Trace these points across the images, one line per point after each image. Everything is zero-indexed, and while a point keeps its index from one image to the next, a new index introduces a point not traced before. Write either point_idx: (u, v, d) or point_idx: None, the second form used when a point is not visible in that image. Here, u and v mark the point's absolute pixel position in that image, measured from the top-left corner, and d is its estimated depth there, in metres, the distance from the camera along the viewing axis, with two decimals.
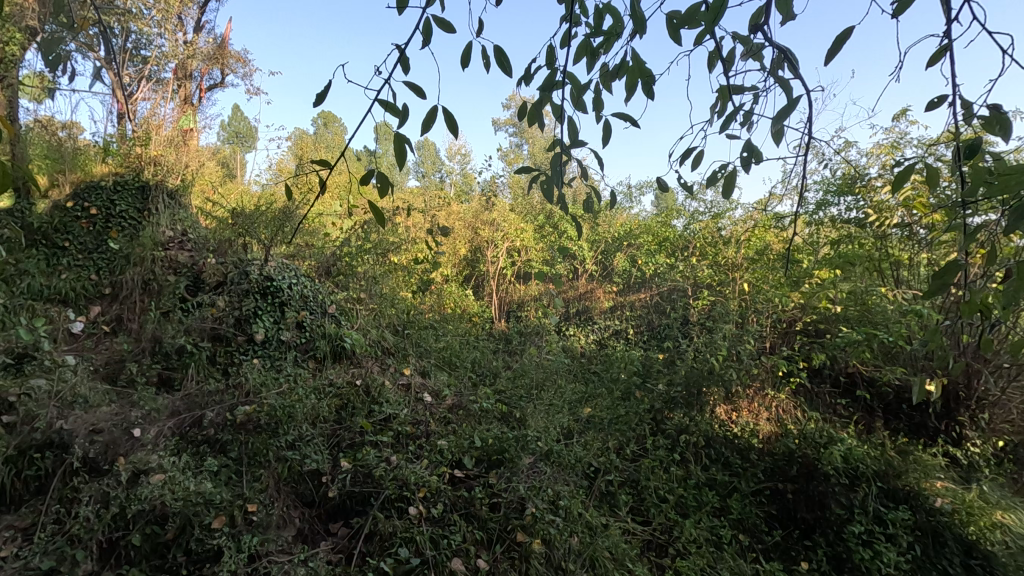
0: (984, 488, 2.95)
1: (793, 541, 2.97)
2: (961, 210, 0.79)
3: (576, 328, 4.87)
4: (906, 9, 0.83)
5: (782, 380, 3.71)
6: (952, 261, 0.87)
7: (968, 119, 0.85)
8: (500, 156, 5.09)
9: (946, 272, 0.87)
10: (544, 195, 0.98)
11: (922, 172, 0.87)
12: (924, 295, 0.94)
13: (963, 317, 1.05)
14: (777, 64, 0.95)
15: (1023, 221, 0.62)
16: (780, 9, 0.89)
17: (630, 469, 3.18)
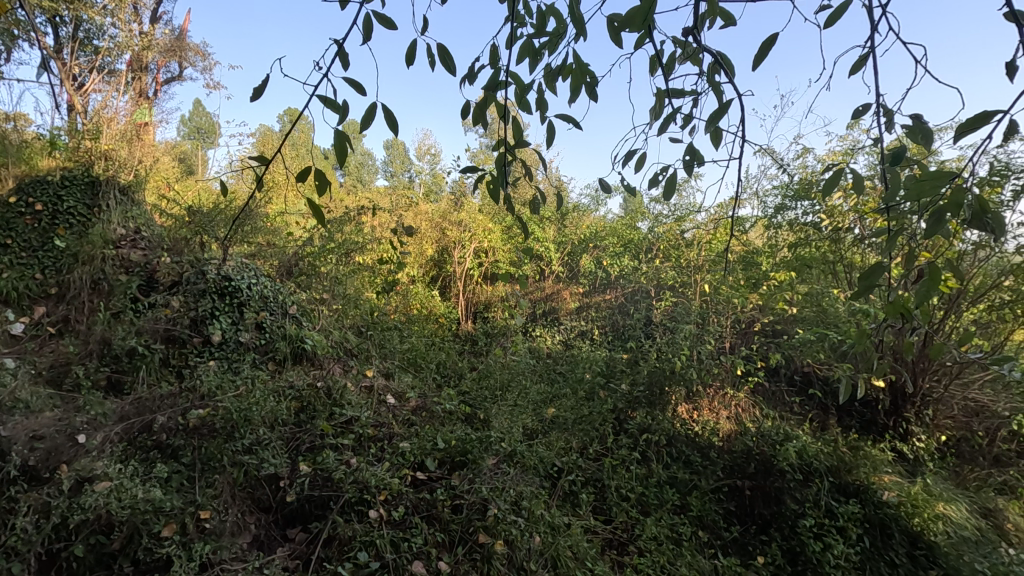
0: (928, 481, 3.09)
1: (751, 536, 3.01)
2: (885, 214, 0.82)
3: (542, 329, 4.89)
4: (836, 19, 0.85)
5: (741, 379, 3.81)
6: (877, 263, 0.91)
7: (891, 129, 0.88)
8: (469, 157, 5.07)
9: (872, 274, 0.91)
10: (491, 197, 0.96)
11: (850, 179, 0.90)
12: (851, 297, 0.98)
13: (887, 318, 1.09)
14: (712, 70, 0.96)
15: (941, 221, 0.65)
16: (715, 14, 0.90)
17: (593, 468, 3.22)
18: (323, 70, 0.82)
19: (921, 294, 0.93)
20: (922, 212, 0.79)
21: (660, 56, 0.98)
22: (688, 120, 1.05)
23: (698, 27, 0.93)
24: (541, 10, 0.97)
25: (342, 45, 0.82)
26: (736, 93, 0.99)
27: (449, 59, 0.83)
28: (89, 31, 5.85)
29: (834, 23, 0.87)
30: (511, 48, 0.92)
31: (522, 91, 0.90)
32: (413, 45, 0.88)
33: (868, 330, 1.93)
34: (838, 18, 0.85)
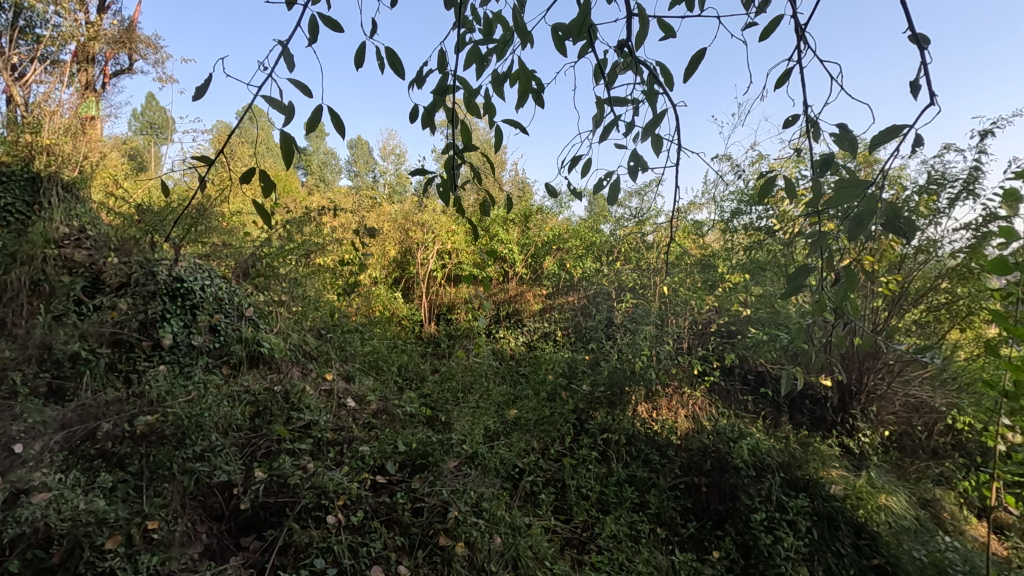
0: (871, 474, 3.25)
1: (707, 531, 3.08)
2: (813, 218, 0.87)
3: (506, 331, 4.88)
4: (769, 34, 0.90)
5: (697, 378, 3.93)
6: (803, 265, 0.99)
7: (818, 138, 0.94)
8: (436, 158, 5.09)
9: (800, 274, 0.97)
10: (441, 200, 0.96)
11: (781, 184, 0.94)
12: (783, 296, 1.04)
13: (815, 316, 1.16)
14: (652, 80, 0.99)
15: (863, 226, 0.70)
16: (656, 26, 0.93)
17: (554, 468, 3.26)
18: (267, 71, 0.80)
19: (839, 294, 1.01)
20: (843, 217, 0.85)
21: (603, 65, 1.01)
22: (630, 127, 1.08)
23: (639, 37, 0.96)
24: (488, 16, 0.98)
25: (286, 45, 0.81)
26: (674, 103, 1.02)
27: (396, 62, 0.83)
28: (30, 19, 5.60)
29: (767, 37, 0.91)
30: (458, 53, 0.92)
31: (470, 95, 0.90)
32: (361, 48, 0.87)
33: (815, 329, 1.99)
34: (771, 32, 0.89)
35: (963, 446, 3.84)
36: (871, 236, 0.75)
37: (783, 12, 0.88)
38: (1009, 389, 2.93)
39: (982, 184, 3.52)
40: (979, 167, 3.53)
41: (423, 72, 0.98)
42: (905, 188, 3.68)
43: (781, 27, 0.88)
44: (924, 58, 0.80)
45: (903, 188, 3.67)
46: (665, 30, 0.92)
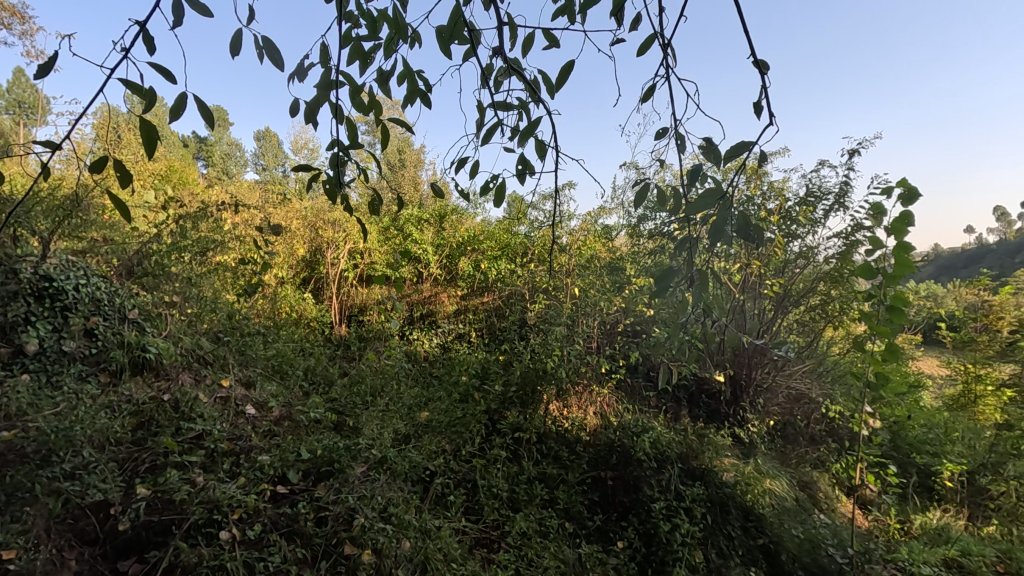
0: (758, 461, 3.55)
1: (612, 523, 3.18)
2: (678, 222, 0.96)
3: (419, 332, 4.78)
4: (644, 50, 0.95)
5: (605, 376, 4.10)
6: (667, 269, 1.14)
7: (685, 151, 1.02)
8: None
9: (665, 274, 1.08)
10: (328, 198, 0.93)
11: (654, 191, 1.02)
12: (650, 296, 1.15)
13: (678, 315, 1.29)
14: (536, 87, 1.02)
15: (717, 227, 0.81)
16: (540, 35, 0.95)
17: (465, 469, 3.26)
18: (123, 53, 0.74)
19: (699, 293, 1.14)
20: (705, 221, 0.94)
21: (490, 69, 1.02)
22: (516, 132, 1.10)
23: (525, 46, 0.98)
24: (372, 12, 0.95)
25: (147, 26, 0.74)
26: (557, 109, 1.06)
27: (274, 52, 0.79)
28: None
29: (644, 52, 0.96)
30: (340, 47, 0.89)
31: (356, 92, 0.87)
32: (236, 36, 0.82)
33: (711, 329, 2.15)
34: (646, 50, 0.95)
35: (835, 432, 4.29)
36: (729, 240, 0.85)
37: (656, 32, 0.94)
38: (872, 379, 3.31)
39: (850, 198, 3.95)
40: (848, 182, 3.96)
41: (303, 62, 0.92)
42: (787, 200, 4.05)
43: (655, 46, 0.94)
44: (765, 83, 0.90)
45: (786, 199, 4.04)
46: (549, 41, 0.95)
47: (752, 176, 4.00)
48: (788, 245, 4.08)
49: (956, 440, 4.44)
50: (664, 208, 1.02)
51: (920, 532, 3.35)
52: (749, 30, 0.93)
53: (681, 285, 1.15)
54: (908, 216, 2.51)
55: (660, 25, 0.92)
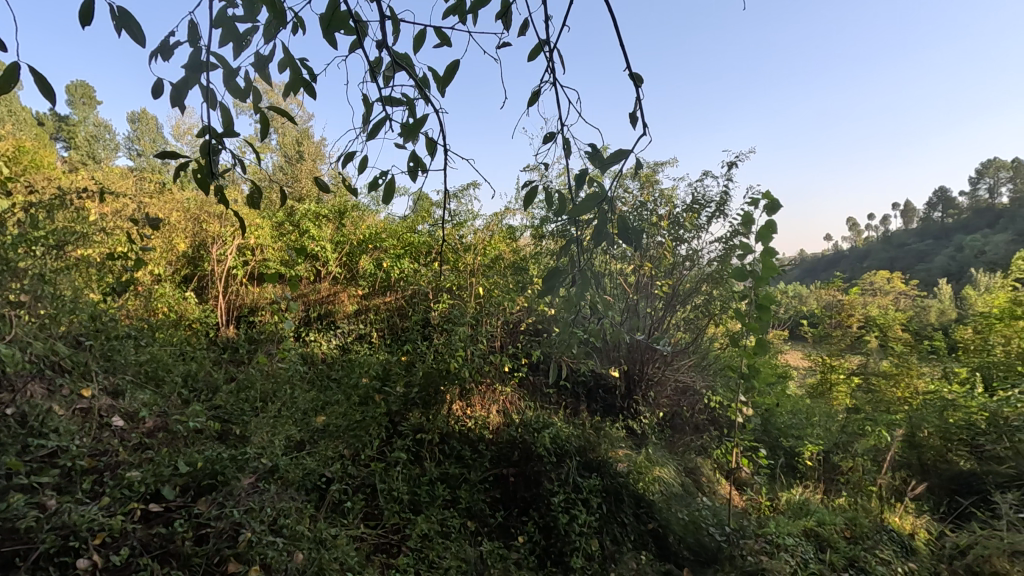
0: (648, 451, 3.79)
1: (513, 518, 3.21)
2: (564, 227, 1.01)
3: (317, 333, 4.53)
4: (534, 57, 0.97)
5: (508, 375, 4.16)
6: (553, 269, 1.23)
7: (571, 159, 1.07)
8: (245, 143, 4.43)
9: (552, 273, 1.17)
10: (198, 189, 0.86)
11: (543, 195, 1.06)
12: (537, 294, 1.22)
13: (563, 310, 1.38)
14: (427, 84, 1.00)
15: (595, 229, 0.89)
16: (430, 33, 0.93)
17: (364, 473, 3.15)
18: None
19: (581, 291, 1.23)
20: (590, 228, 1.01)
21: (379, 63, 0.98)
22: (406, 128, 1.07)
23: (417, 42, 0.96)
24: None
25: None
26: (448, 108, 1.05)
27: (130, 25, 0.72)
28: None
29: (532, 58, 0.98)
30: (211, 26, 0.82)
31: (231, 76, 0.81)
32: (84, 3, 0.73)
33: (608, 327, 2.25)
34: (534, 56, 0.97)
35: (716, 420, 4.67)
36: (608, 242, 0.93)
37: (543, 40, 0.96)
38: (746, 371, 3.66)
39: (729, 206, 4.33)
40: (726, 192, 4.34)
41: (166, 37, 0.83)
42: (676, 206, 4.37)
43: (543, 54, 0.97)
44: (639, 96, 0.97)
45: (674, 206, 4.36)
46: (439, 39, 0.94)
47: (644, 184, 4.34)
48: (676, 248, 4.39)
49: (815, 423, 5.01)
50: (552, 210, 1.07)
51: (786, 507, 3.74)
52: (624, 46, 1.00)
53: (565, 284, 1.23)
54: (772, 224, 2.80)
55: (546, 33, 0.95)
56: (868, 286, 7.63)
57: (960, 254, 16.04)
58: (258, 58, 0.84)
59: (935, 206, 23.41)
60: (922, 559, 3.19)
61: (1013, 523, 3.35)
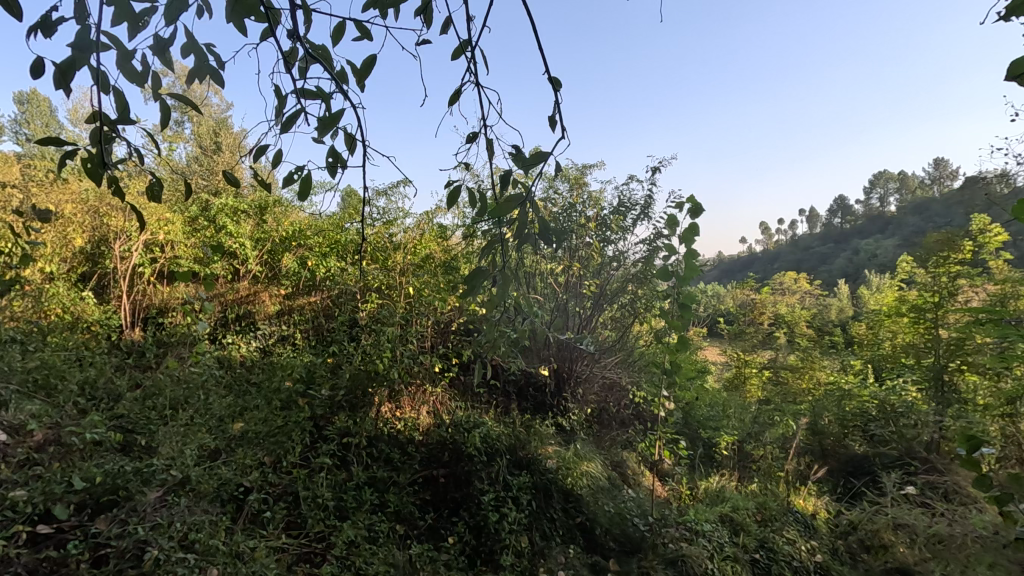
0: (577, 447, 3.88)
1: (443, 519, 3.17)
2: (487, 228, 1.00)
3: (235, 336, 4.24)
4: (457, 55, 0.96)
5: (438, 375, 4.11)
6: (477, 269, 1.25)
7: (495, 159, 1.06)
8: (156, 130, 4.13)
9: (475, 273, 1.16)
10: (88, 179, 0.78)
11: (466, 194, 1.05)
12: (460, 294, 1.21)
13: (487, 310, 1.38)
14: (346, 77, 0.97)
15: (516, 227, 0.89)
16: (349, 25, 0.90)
17: (286, 480, 2.99)
18: None
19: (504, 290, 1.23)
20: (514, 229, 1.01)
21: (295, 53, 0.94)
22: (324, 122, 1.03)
23: (335, 33, 0.92)
24: None
25: None
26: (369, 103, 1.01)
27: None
28: None
29: (456, 56, 0.97)
30: (102, 2, 0.75)
31: (125, 59, 0.74)
32: None
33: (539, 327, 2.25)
34: (458, 56, 0.96)
35: (641, 415, 4.85)
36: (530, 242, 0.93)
37: (466, 39, 0.95)
38: (668, 367, 3.82)
39: (653, 209, 4.52)
40: (650, 196, 4.52)
41: (48, 12, 0.75)
42: (603, 208, 4.50)
43: (466, 53, 0.95)
44: (559, 100, 0.98)
45: (601, 208, 4.49)
46: (359, 32, 0.91)
47: (573, 186, 4.44)
48: (604, 249, 4.53)
49: (730, 415, 5.32)
50: (475, 209, 1.06)
51: (703, 495, 3.94)
52: (544, 49, 1.01)
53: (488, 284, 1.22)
54: (695, 227, 2.95)
55: (470, 31, 0.94)
56: (776, 286, 8.28)
57: (855, 257, 17.58)
58: (157, 40, 0.78)
59: (835, 212, 25.52)
60: (821, 537, 3.47)
61: (896, 499, 3.73)
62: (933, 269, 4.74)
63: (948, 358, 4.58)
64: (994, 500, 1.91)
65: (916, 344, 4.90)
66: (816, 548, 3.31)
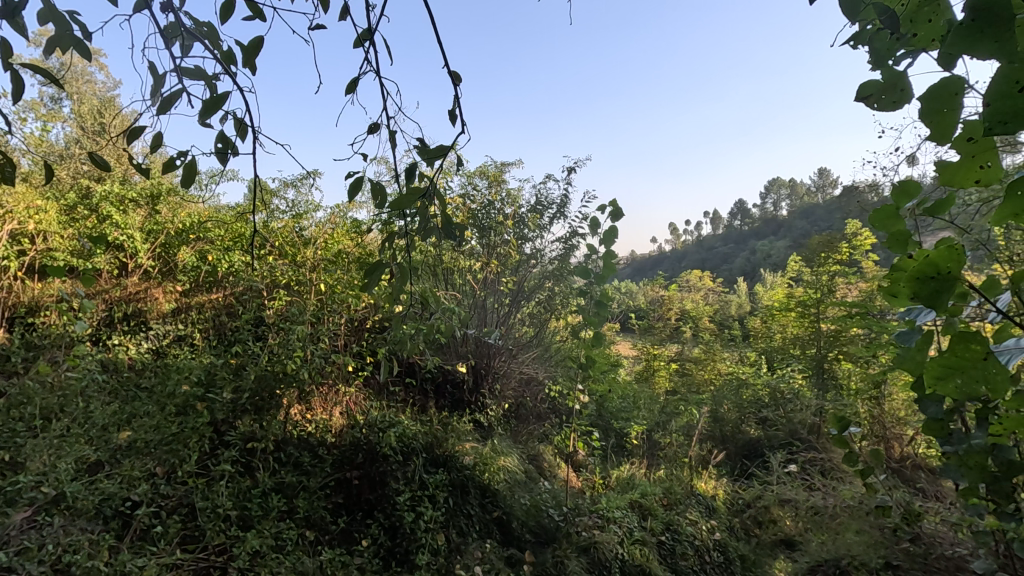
0: (494, 444, 3.91)
1: (356, 523, 3.07)
2: (391, 220, 0.98)
3: (122, 337, 3.83)
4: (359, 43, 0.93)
5: (352, 374, 3.96)
6: (377, 262, 1.12)
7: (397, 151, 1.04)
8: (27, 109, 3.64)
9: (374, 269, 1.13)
10: None
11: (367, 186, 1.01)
12: (361, 289, 1.16)
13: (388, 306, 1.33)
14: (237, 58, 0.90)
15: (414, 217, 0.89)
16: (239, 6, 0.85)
17: (181, 491, 2.75)
18: None
19: (401, 286, 1.21)
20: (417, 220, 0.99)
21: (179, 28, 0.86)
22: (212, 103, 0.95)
23: (223, 10, 0.86)
24: None
25: None
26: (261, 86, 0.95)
27: None
28: None
29: (356, 45, 0.94)
30: None
31: None
32: None
33: (453, 320, 2.21)
34: (358, 45, 0.93)
35: (556, 408, 4.98)
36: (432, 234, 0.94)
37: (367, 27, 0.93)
38: (583, 361, 3.95)
39: (569, 208, 4.64)
40: (566, 195, 4.63)
41: None
42: (521, 206, 4.56)
43: (367, 42, 0.93)
44: (459, 94, 0.99)
45: (519, 207, 4.55)
46: (251, 11, 0.86)
47: (491, 183, 4.46)
48: (522, 247, 4.60)
49: (640, 406, 5.57)
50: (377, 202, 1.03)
51: (615, 483, 4.10)
52: (444, 43, 1.01)
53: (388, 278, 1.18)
54: (613, 231, 3.07)
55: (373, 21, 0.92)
56: (683, 285, 8.74)
57: (752, 258, 19.01)
58: (4, 3, 0.69)
59: (735, 215, 27.45)
60: (720, 517, 3.74)
61: (782, 478, 4.13)
62: (817, 267, 5.25)
63: (828, 348, 5.09)
64: (860, 473, 2.13)
65: (801, 336, 5.38)
66: (715, 528, 3.56)
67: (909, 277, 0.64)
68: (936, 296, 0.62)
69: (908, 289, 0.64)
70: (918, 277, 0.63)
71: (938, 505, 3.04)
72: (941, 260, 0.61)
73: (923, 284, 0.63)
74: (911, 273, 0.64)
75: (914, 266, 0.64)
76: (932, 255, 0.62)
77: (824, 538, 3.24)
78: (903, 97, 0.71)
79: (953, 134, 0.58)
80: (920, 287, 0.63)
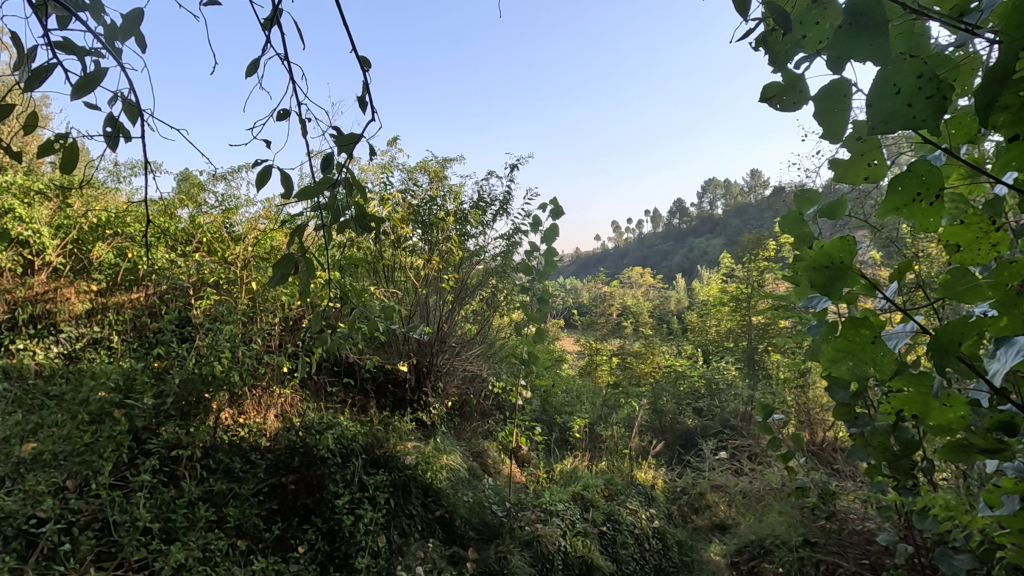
0: (437, 441, 3.87)
1: (292, 528, 2.96)
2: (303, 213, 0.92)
3: (28, 341, 3.52)
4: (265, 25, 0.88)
5: (287, 377, 3.79)
6: (285, 256, 1.06)
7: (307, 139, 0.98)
8: None
9: (283, 264, 1.06)
10: None
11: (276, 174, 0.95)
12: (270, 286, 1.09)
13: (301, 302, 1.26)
14: None
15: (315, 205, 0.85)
16: None
17: (95, 505, 2.54)
18: None
19: (305, 281, 1.14)
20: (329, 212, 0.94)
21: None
22: None
23: None
24: None
25: None
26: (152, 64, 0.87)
27: None
28: None
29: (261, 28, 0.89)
30: None
31: None
32: None
33: (391, 314, 2.12)
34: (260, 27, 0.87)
35: (500, 405, 5.02)
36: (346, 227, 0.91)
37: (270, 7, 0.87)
38: (526, 357, 3.96)
39: (511, 205, 4.64)
40: (509, 192, 4.63)
41: None
42: (463, 203, 4.52)
43: (272, 24, 0.87)
44: (368, 81, 0.95)
45: (461, 202, 4.50)
46: None
47: (433, 179, 4.39)
48: (464, 243, 4.56)
49: (583, 400, 5.63)
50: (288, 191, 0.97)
51: (559, 476, 4.14)
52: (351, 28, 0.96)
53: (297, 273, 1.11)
54: (553, 230, 3.10)
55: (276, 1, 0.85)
56: (626, 281, 8.94)
57: (690, 255, 19.72)
58: None
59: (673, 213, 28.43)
60: (659, 505, 3.87)
61: (714, 465, 4.34)
62: (747, 264, 5.53)
63: (758, 340, 5.38)
64: (783, 457, 2.25)
65: (733, 329, 5.70)
66: (653, 516, 3.69)
67: (807, 266, 0.67)
68: (831, 284, 0.66)
69: (806, 277, 0.67)
70: (814, 266, 0.66)
71: (851, 484, 3.26)
72: (833, 250, 0.64)
73: (818, 273, 0.66)
74: (809, 261, 0.67)
75: (811, 255, 0.67)
76: (826, 246, 0.65)
77: (750, 519, 3.43)
78: (802, 96, 0.73)
79: (842, 130, 0.60)
80: (816, 275, 0.66)
